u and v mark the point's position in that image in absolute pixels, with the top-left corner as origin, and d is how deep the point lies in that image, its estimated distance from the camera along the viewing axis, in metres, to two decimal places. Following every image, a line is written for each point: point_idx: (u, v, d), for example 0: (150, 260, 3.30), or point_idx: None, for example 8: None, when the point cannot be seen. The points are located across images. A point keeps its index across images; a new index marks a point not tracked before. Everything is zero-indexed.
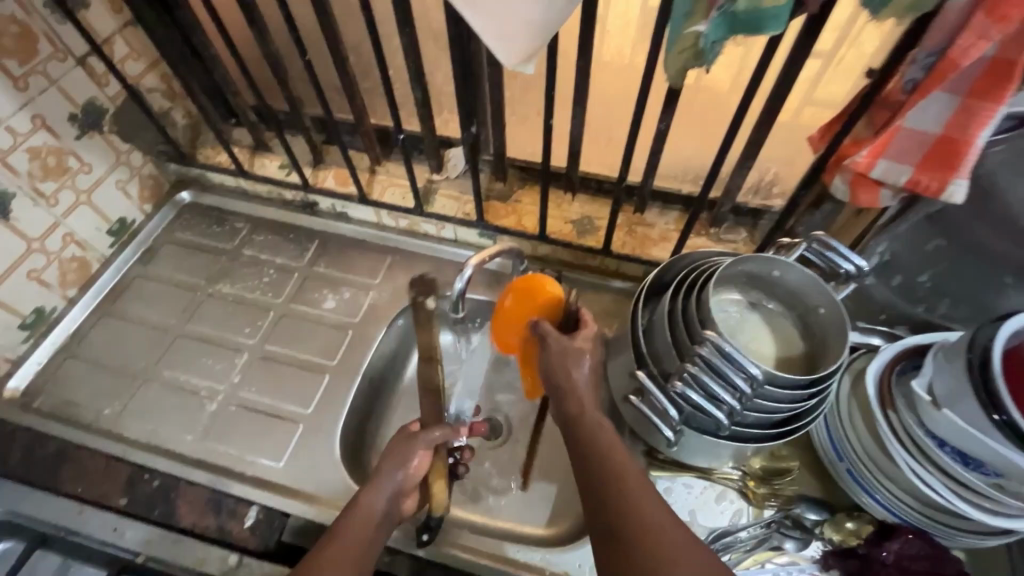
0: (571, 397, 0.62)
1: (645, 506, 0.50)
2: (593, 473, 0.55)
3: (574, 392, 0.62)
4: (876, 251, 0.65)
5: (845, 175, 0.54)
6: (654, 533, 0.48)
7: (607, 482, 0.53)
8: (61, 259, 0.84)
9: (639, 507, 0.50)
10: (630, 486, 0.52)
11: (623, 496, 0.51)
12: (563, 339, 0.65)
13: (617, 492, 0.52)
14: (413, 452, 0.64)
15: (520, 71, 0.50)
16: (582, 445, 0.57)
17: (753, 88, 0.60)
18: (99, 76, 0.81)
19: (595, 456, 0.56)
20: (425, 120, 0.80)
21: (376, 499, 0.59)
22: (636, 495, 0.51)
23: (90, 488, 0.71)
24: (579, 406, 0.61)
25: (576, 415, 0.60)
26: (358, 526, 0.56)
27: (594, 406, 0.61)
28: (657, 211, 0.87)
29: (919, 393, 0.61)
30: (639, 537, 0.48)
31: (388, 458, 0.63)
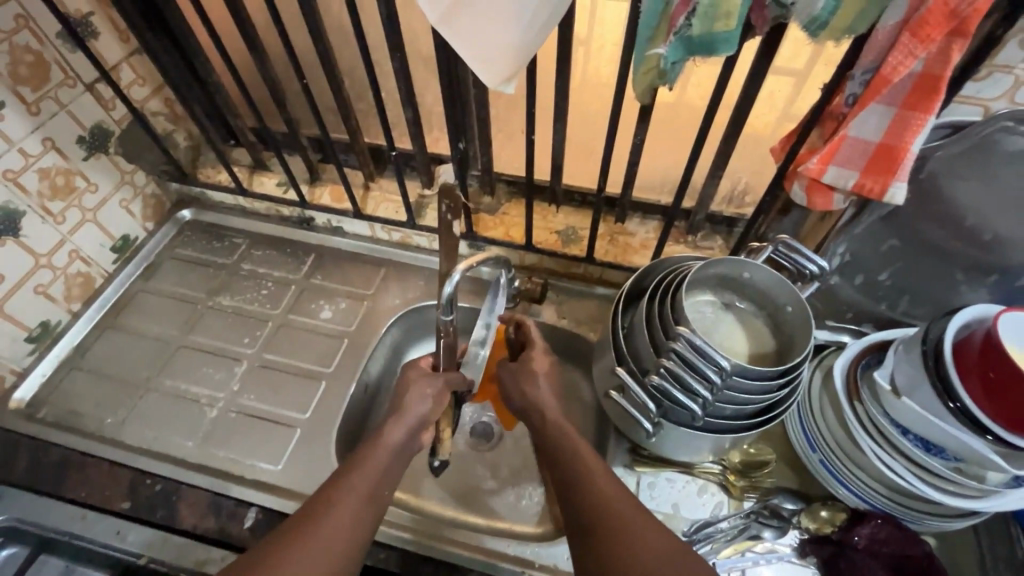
0: (533, 412, 0.66)
1: (615, 502, 0.54)
2: (569, 473, 0.58)
3: (535, 408, 0.66)
4: (837, 253, 0.69)
5: (801, 181, 0.59)
6: (624, 526, 0.52)
7: (581, 482, 0.56)
8: (67, 274, 0.87)
9: (610, 503, 0.54)
10: (601, 486, 0.56)
11: (596, 495, 0.55)
12: (512, 366, 0.71)
13: (590, 491, 0.55)
14: (431, 386, 0.67)
15: (501, 90, 0.55)
16: (555, 451, 0.61)
17: (716, 104, 0.65)
18: (106, 101, 0.86)
19: (566, 459, 0.59)
20: (416, 137, 0.85)
21: (398, 431, 0.62)
22: (608, 493, 0.55)
23: (92, 494, 0.72)
24: (542, 414, 0.65)
25: (541, 424, 0.65)
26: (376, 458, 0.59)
27: (555, 413, 0.65)
28: (637, 221, 0.92)
29: (881, 384, 0.65)
30: (611, 531, 0.52)
31: (409, 392, 0.67)
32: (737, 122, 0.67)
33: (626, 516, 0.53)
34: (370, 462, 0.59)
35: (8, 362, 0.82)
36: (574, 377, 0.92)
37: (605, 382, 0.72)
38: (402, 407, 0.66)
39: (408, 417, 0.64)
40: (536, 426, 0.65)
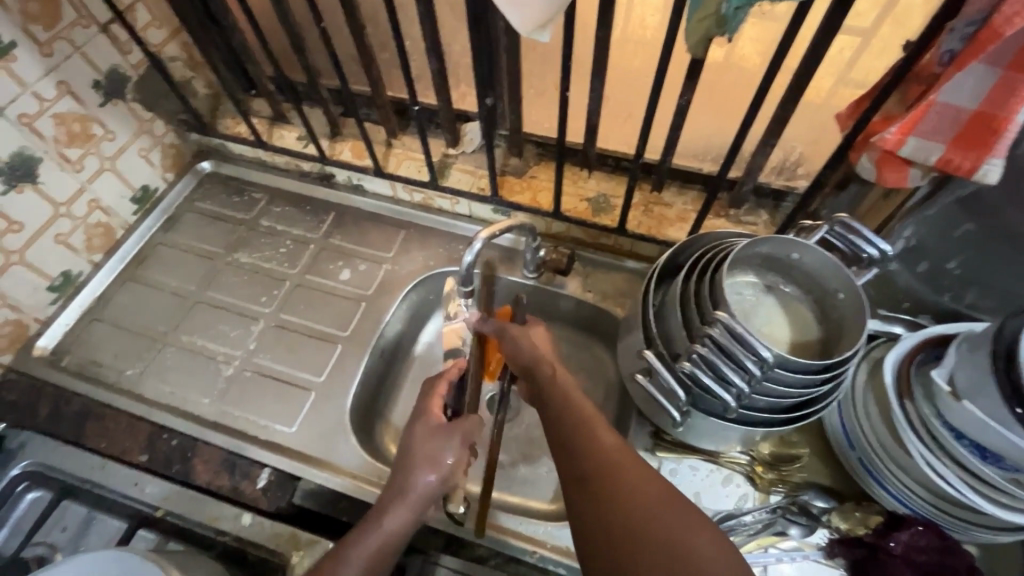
0: (541, 365, 0.62)
1: (622, 462, 0.50)
2: (570, 430, 0.53)
3: (540, 362, 0.62)
4: (902, 236, 0.62)
5: (872, 153, 0.52)
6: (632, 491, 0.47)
7: (583, 437, 0.52)
8: (87, 224, 0.86)
9: (613, 455, 0.50)
10: (605, 444, 0.51)
11: (602, 452, 0.51)
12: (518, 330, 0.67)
13: (595, 448, 0.51)
14: (445, 449, 0.62)
15: (533, 38, 0.49)
16: (557, 408, 0.56)
17: (778, 62, 0.57)
18: (122, 44, 0.82)
19: (568, 415, 0.55)
20: (441, 92, 0.79)
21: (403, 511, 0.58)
22: (615, 454, 0.50)
23: (113, 444, 0.74)
24: (549, 369, 0.61)
25: (549, 378, 0.60)
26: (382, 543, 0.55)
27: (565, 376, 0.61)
28: (675, 191, 0.85)
29: (939, 383, 0.59)
30: (610, 489, 0.48)
31: (419, 458, 0.61)
32: (799, 85, 0.59)
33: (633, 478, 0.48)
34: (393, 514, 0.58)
35: (32, 310, 0.82)
36: (597, 353, 0.88)
37: (631, 364, 0.68)
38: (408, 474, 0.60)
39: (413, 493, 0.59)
40: (543, 382, 0.60)
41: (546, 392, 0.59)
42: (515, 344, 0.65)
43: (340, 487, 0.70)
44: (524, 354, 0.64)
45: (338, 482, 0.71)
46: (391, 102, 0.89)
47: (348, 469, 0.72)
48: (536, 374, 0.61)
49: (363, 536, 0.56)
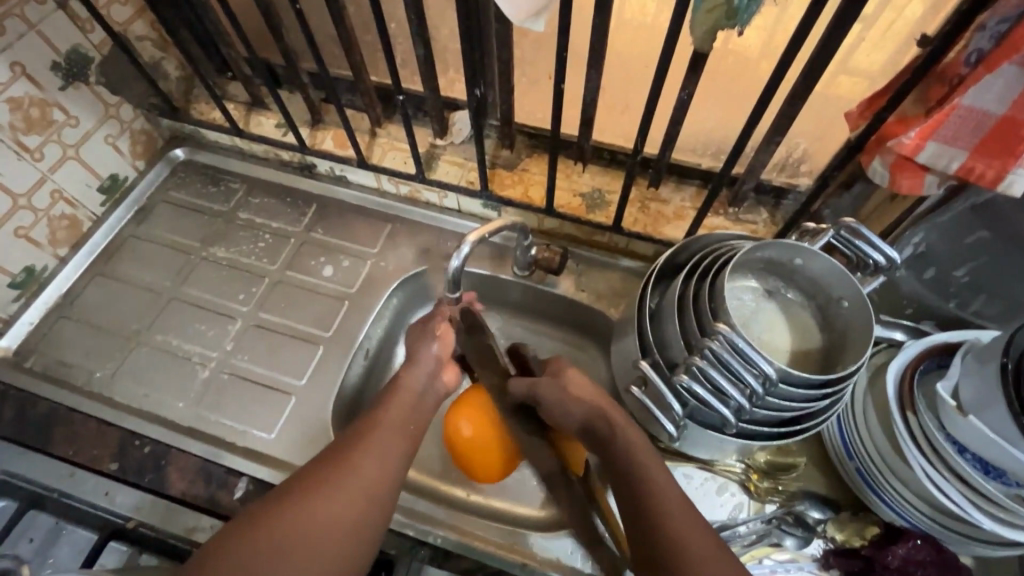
0: (602, 423, 0.56)
1: (701, 550, 0.47)
2: (626, 471, 0.53)
3: (599, 415, 0.56)
4: (911, 242, 0.60)
5: (886, 158, 0.49)
6: (686, 551, 0.47)
7: (660, 521, 0.49)
8: (50, 216, 0.81)
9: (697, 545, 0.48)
10: (682, 530, 0.48)
11: (650, 497, 0.51)
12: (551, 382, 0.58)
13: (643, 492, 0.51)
14: (428, 340, 0.65)
15: (527, 29, 0.47)
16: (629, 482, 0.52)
17: (789, 56, 0.53)
18: (82, 22, 0.76)
19: (642, 490, 0.51)
20: (428, 79, 0.75)
21: (414, 378, 0.62)
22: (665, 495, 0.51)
23: (81, 452, 0.70)
24: (608, 426, 0.56)
25: (607, 434, 0.56)
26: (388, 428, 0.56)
27: (629, 431, 0.55)
28: (672, 186, 0.82)
29: (944, 397, 0.57)
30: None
31: (418, 338, 0.66)
32: (808, 81, 0.55)
33: (683, 528, 0.48)
34: (378, 438, 0.55)
35: None
36: (589, 353, 0.85)
37: (626, 371, 0.65)
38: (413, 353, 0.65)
39: (422, 364, 0.63)
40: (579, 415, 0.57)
41: (607, 448, 0.55)
42: (560, 402, 0.58)
43: None
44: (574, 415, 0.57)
45: None
46: (375, 88, 0.84)
47: None
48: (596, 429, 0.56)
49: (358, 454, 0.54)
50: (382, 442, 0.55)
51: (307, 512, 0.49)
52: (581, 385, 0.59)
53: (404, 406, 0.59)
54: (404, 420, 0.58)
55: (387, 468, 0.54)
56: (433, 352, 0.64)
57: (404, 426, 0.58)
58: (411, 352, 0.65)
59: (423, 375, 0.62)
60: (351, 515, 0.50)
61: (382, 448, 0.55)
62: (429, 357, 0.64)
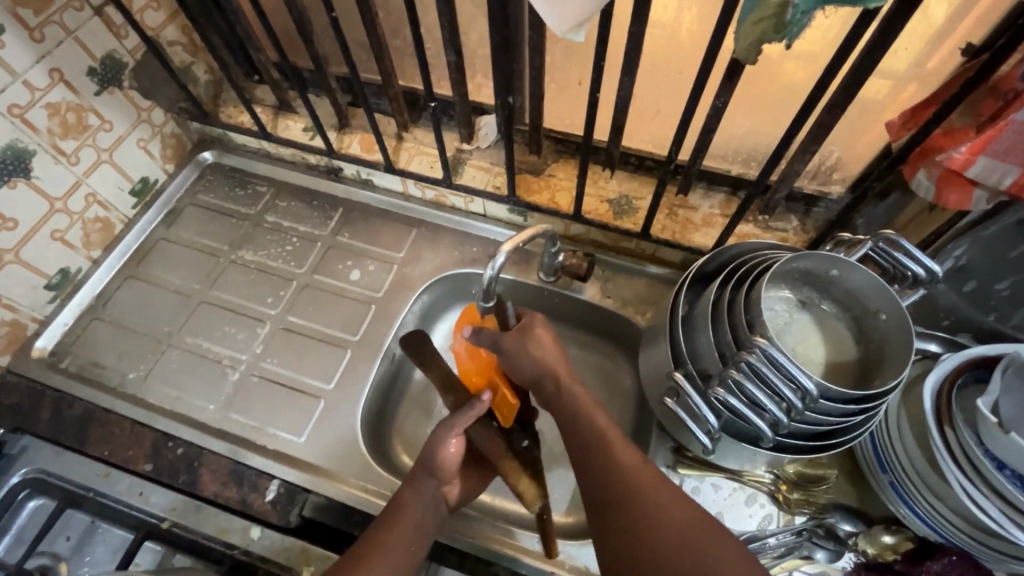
0: (546, 377, 0.58)
1: (641, 484, 0.49)
2: (593, 456, 0.52)
3: (546, 371, 0.58)
4: (952, 255, 0.59)
5: (933, 171, 0.49)
6: (633, 497, 0.49)
7: (602, 461, 0.51)
8: (84, 219, 0.82)
9: (638, 481, 0.50)
10: (623, 463, 0.51)
11: (626, 479, 0.50)
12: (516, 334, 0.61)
13: (617, 475, 0.50)
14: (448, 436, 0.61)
15: (570, 39, 0.46)
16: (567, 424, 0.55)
17: (833, 67, 0.53)
18: (117, 28, 0.77)
19: (579, 432, 0.54)
20: (457, 85, 0.75)
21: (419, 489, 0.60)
22: (644, 481, 0.50)
23: (116, 452, 0.72)
24: (554, 382, 0.57)
25: (555, 392, 0.57)
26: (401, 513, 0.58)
27: (573, 385, 0.57)
28: (701, 193, 0.81)
29: (984, 412, 0.56)
30: (638, 517, 0.48)
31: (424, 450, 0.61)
32: (848, 91, 0.55)
33: (626, 470, 0.50)
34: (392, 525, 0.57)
35: (29, 310, 0.79)
36: (614, 360, 0.85)
37: (656, 380, 0.65)
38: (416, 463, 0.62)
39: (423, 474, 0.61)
40: (572, 427, 0.55)
41: (558, 406, 0.56)
42: (519, 351, 0.60)
43: (351, 503, 0.68)
44: (528, 364, 0.59)
45: (349, 497, 0.69)
46: (403, 92, 0.85)
47: (360, 484, 0.70)
48: (542, 386, 0.58)
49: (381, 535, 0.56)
50: (394, 541, 0.56)
51: None
52: (546, 349, 0.60)
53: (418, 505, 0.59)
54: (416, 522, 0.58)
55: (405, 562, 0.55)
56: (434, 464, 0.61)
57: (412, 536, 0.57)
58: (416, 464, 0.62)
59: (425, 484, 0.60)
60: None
61: (406, 533, 0.56)
62: (426, 470, 0.61)
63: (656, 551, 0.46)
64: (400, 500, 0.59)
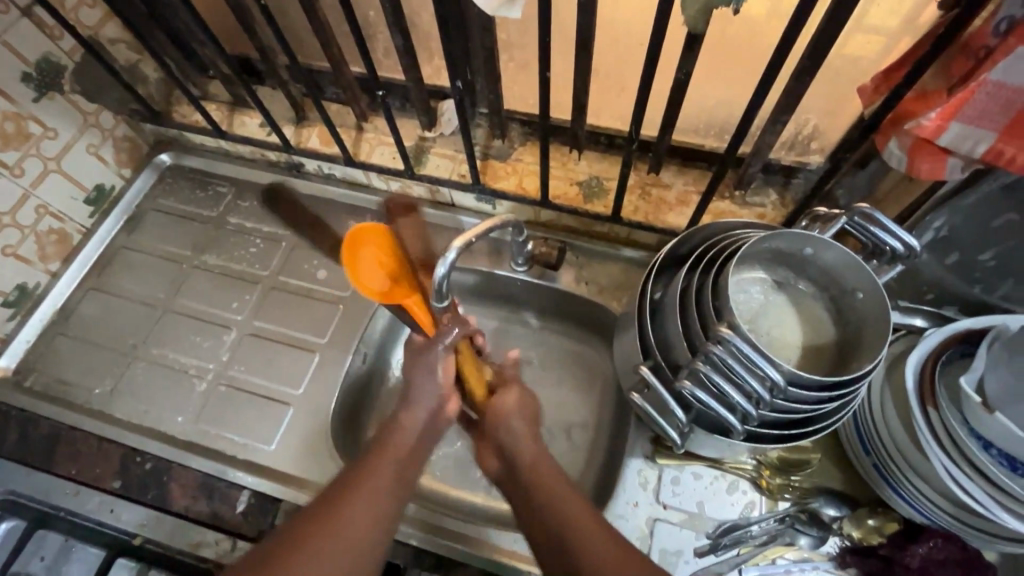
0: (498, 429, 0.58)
1: (535, 471, 0.53)
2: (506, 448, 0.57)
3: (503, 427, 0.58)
4: (932, 227, 0.55)
5: (903, 140, 0.45)
6: (537, 485, 0.52)
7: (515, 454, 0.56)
8: (37, 232, 0.80)
9: (531, 468, 0.54)
10: (526, 453, 0.55)
11: (529, 472, 0.54)
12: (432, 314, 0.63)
13: (523, 469, 0.54)
14: (435, 357, 0.61)
15: (504, 16, 0.44)
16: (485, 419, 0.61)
17: (796, 30, 0.48)
18: (50, 29, 0.73)
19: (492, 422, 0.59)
20: (410, 69, 0.71)
21: (414, 415, 0.58)
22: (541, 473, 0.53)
23: (84, 470, 0.71)
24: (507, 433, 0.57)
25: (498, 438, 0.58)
26: (394, 440, 0.56)
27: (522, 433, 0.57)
28: (674, 170, 0.78)
29: (968, 392, 0.53)
30: (536, 506, 0.51)
31: (414, 368, 0.61)
32: (816, 55, 0.51)
33: (528, 461, 0.54)
34: (381, 465, 0.54)
35: None
36: (593, 347, 0.82)
37: (627, 371, 0.62)
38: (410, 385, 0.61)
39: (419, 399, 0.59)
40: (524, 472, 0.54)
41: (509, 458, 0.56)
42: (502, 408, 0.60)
43: None
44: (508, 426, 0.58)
45: None
46: (357, 80, 0.80)
47: None
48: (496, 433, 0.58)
49: (370, 473, 0.53)
50: (383, 467, 0.53)
51: (320, 548, 0.47)
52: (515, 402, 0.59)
53: (407, 431, 0.57)
54: (411, 443, 0.57)
55: (398, 486, 0.53)
56: (435, 378, 0.60)
57: (403, 462, 0.55)
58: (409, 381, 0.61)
59: (422, 410, 0.59)
60: (376, 541, 0.49)
61: (393, 465, 0.54)
62: (430, 393, 0.60)
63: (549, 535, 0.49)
64: (393, 422, 0.58)
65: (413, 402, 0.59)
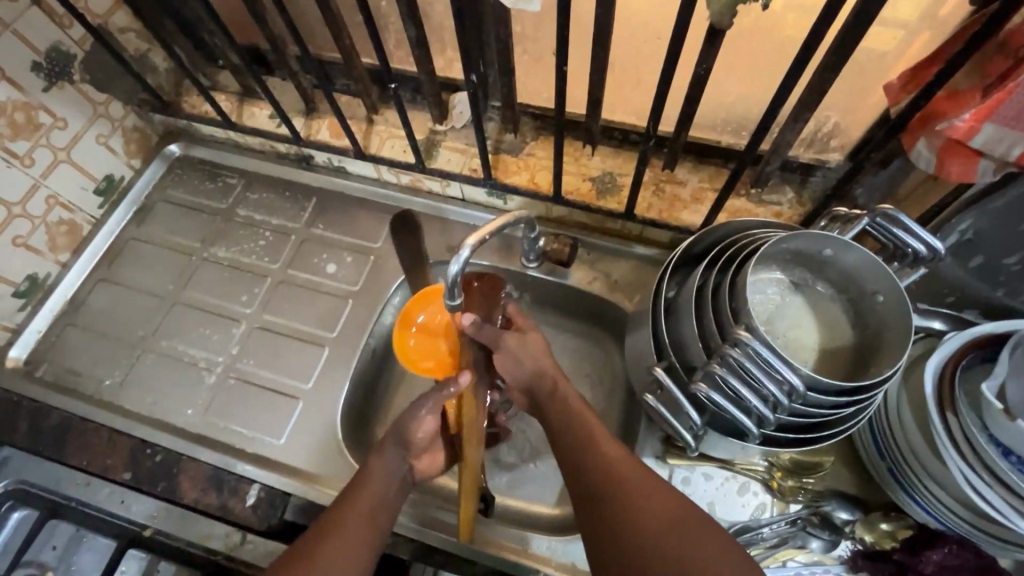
0: (541, 382, 0.58)
1: (622, 471, 0.50)
2: (578, 447, 0.53)
3: (540, 377, 0.58)
4: (956, 229, 0.54)
5: (933, 140, 0.44)
6: (624, 489, 0.49)
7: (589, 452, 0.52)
8: (47, 223, 0.79)
9: (614, 466, 0.51)
10: (607, 453, 0.52)
11: (610, 470, 0.51)
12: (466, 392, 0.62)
13: (602, 466, 0.51)
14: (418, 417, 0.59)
15: (524, 9, 0.44)
16: (550, 409, 0.57)
17: (821, 25, 0.47)
18: (59, 17, 0.72)
19: (563, 421, 0.55)
20: (423, 61, 0.69)
21: (388, 462, 0.58)
22: (624, 469, 0.51)
23: (95, 461, 0.71)
24: (550, 388, 0.57)
25: (550, 392, 0.57)
26: (370, 488, 0.56)
27: (564, 386, 0.58)
28: (689, 166, 0.76)
29: (989, 398, 0.52)
30: (619, 510, 0.48)
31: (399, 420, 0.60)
32: (842, 51, 0.49)
33: (609, 458, 0.52)
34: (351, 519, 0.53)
35: None
36: (603, 345, 0.82)
37: (639, 371, 0.62)
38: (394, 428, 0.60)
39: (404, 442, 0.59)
40: (546, 398, 0.57)
41: (549, 410, 0.57)
42: (512, 356, 0.58)
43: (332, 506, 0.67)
44: (523, 370, 0.58)
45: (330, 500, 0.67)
46: (368, 72, 0.79)
47: (340, 485, 0.69)
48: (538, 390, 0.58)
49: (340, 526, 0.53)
50: (355, 519, 0.53)
51: None
52: (537, 347, 0.59)
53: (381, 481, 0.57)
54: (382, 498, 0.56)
55: (367, 540, 0.52)
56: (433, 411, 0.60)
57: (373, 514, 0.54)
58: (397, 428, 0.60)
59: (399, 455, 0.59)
60: None
61: (364, 518, 0.53)
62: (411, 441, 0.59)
63: (641, 541, 0.46)
64: (367, 469, 0.58)
65: (383, 453, 0.58)
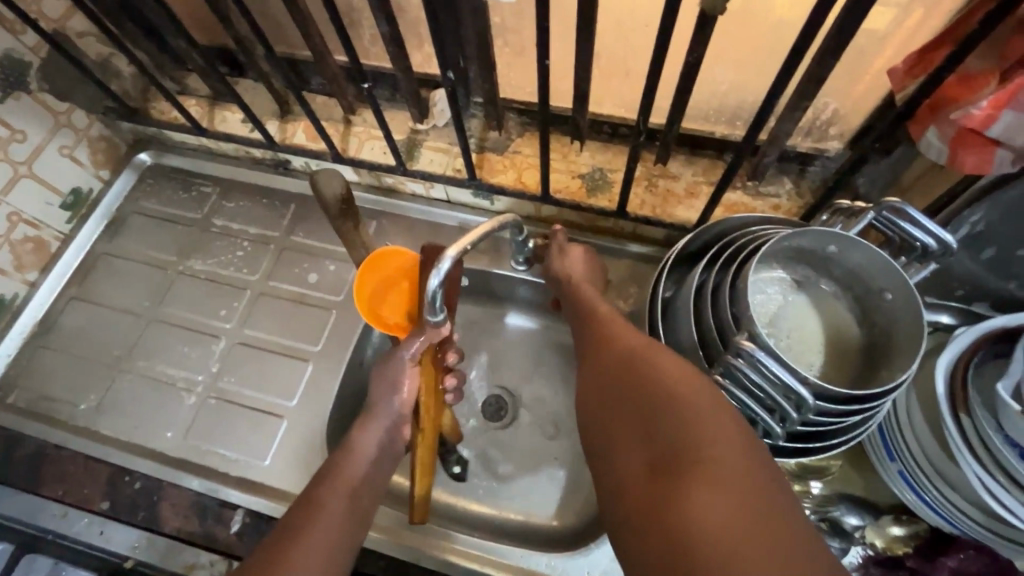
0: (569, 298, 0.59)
1: (622, 338, 0.49)
2: (591, 324, 0.53)
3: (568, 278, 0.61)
4: (968, 222, 0.51)
5: (946, 130, 0.42)
6: (618, 348, 0.48)
7: (596, 326, 0.52)
8: (12, 241, 0.76)
9: (616, 332, 0.50)
10: (613, 328, 0.51)
11: (611, 334, 0.50)
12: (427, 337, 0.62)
13: (604, 333, 0.51)
14: (403, 372, 0.58)
15: None
16: (573, 297, 0.59)
17: (821, 10, 0.44)
18: (9, 22, 0.68)
19: (583, 318, 0.55)
20: (398, 58, 0.65)
21: (370, 439, 0.56)
22: (626, 337, 0.49)
23: (71, 491, 0.68)
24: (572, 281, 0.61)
25: (573, 290, 0.60)
26: (352, 466, 0.54)
27: (588, 285, 0.59)
28: (682, 159, 0.73)
29: (1005, 398, 0.49)
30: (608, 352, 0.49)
31: (378, 386, 0.58)
32: (842, 35, 0.46)
33: (616, 327, 0.51)
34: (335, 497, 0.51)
35: None
36: None
37: None
38: (372, 403, 0.58)
39: (382, 416, 0.58)
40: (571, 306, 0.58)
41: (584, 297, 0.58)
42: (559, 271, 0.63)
43: None
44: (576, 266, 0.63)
45: None
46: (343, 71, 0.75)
47: None
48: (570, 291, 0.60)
49: (327, 502, 0.50)
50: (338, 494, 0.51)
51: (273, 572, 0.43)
52: (578, 258, 0.64)
53: (361, 458, 0.55)
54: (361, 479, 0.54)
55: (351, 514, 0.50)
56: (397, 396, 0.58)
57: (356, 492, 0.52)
58: (372, 403, 0.58)
59: (378, 428, 0.57)
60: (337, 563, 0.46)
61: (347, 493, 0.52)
62: (391, 410, 0.58)
63: (619, 384, 0.45)
64: (348, 446, 0.56)
65: (376, 417, 0.57)
